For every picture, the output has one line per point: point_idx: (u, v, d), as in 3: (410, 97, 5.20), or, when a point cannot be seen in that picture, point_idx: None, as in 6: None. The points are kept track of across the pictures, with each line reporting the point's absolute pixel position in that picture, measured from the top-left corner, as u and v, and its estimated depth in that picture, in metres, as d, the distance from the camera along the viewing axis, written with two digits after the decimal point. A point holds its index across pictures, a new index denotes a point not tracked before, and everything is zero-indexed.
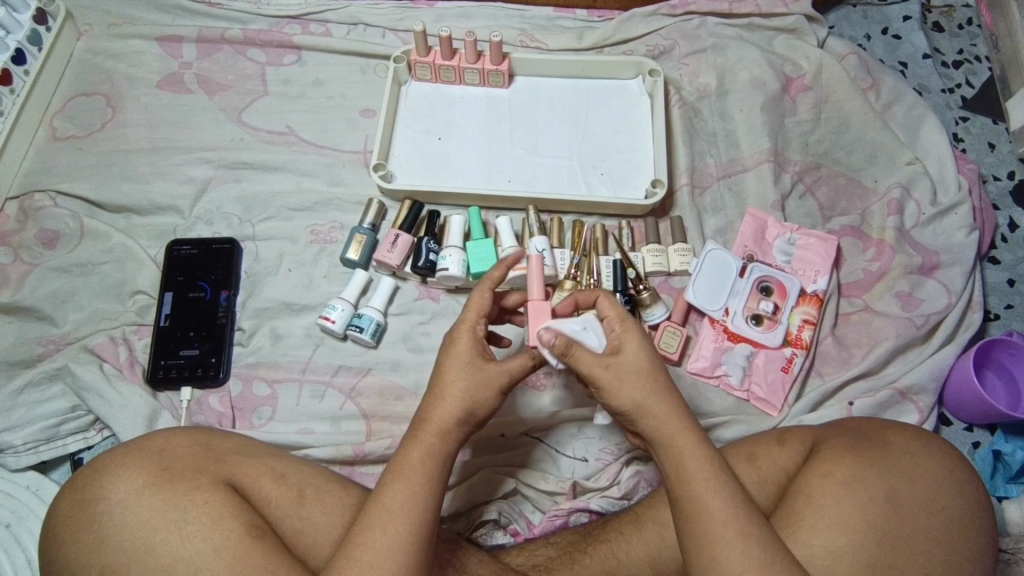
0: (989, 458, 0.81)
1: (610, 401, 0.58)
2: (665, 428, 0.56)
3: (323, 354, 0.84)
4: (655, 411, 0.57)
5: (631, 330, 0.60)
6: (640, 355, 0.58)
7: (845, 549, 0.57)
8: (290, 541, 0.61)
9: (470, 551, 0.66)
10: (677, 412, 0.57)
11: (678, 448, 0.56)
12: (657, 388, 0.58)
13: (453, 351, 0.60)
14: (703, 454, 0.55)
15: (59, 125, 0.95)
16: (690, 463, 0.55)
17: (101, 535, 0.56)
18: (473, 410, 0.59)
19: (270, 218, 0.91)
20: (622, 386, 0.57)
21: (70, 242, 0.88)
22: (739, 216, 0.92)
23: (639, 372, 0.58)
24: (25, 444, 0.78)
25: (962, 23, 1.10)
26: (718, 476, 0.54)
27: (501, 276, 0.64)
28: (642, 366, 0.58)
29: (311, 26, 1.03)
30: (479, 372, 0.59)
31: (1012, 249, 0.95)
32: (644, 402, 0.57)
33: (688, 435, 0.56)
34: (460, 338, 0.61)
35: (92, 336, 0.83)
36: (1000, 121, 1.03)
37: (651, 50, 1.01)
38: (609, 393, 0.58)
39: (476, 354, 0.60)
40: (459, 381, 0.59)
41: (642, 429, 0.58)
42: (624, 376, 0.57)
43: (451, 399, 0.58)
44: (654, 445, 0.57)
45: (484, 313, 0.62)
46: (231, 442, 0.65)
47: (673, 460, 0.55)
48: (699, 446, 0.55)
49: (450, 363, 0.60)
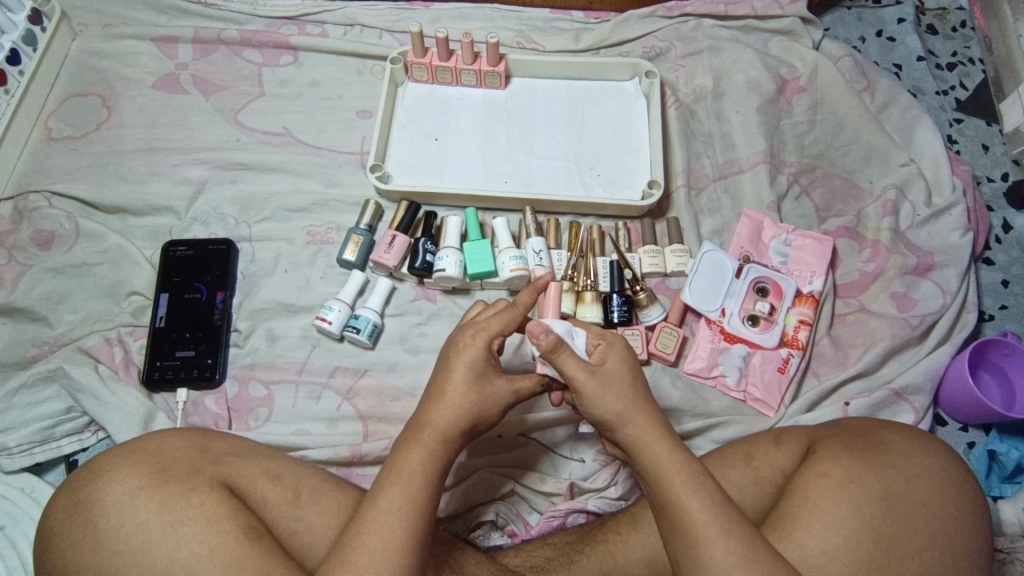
0: (984, 457, 0.82)
1: (593, 409, 0.59)
2: (643, 435, 0.57)
3: (320, 355, 0.84)
4: (635, 418, 0.58)
5: (614, 345, 0.62)
6: (621, 367, 0.60)
7: (839, 549, 0.57)
8: (286, 542, 0.61)
9: (467, 552, 0.66)
10: (654, 422, 0.58)
11: (656, 453, 0.56)
12: (638, 398, 0.59)
13: (459, 360, 0.60)
14: (678, 457, 0.55)
15: (54, 126, 0.95)
16: (669, 466, 0.55)
17: (96, 536, 0.56)
18: (477, 422, 0.60)
19: (267, 219, 0.91)
20: (605, 393, 0.58)
21: (66, 243, 0.88)
22: (735, 217, 0.92)
23: (621, 381, 0.59)
24: (20, 446, 0.78)
25: (955, 26, 1.11)
26: (697, 478, 0.54)
27: (531, 301, 0.65)
28: (622, 376, 0.59)
29: (308, 26, 1.03)
30: (484, 385, 0.60)
31: (1006, 249, 0.95)
32: (625, 411, 0.58)
33: (665, 441, 0.57)
34: (468, 349, 0.60)
35: (87, 337, 0.83)
36: (993, 123, 1.03)
37: (648, 52, 1.02)
38: (591, 401, 0.59)
39: (487, 368, 0.61)
40: (466, 393, 0.59)
41: (620, 438, 0.59)
42: (607, 384, 0.59)
43: (455, 409, 0.58)
44: (633, 453, 0.58)
45: (507, 332, 0.62)
46: (227, 443, 0.64)
47: (651, 465, 0.56)
48: (676, 452, 0.56)
49: (455, 371, 0.60)
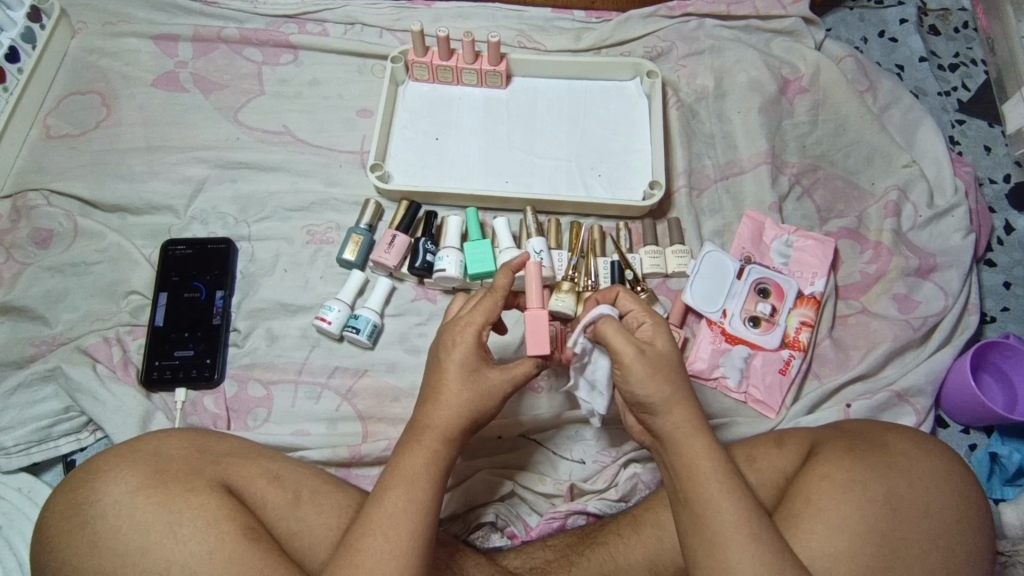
0: (986, 461, 0.81)
1: (638, 388, 0.57)
2: (680, 426, 0.56)
3: (319, 356, 0.83)
4: (675, 410, 0.56)
5: (662, 327, 0.60)
6: (669, 355, 0.58)
7: (847, 551, 0.57)
8: (285, 543, 0.60)
9: (467, 554, 0.66)
10: (691, 411, 0.56)
11: (691, 447, 0.55)
12: (681, 388, 0.57)
13: (450, 358, 0.59)
14: (715, 452, 0.55)
15: (52, 123, 0.94)
16: (702, 464, 0.54)
17: (93, 538, 0.55)
18: (475, 418, 0.59)
19: (266, 218, 0.90)
20: (653, 374, 0.56)
21: (64, 241, 0.87)
22: (737, 218, 0.92)
23: (668, 367, 0.57)
24: (17, 446, 0.78)
25: (958, 27, 1.11)
26: (731, 477, 0.54)
27: (508, 283, 0.63)
28: (671, 362, 0.58)
29: (308, 25, 1.03)
30: (480, 381, 0.59)
31: (1008, 251, 0.95)
32: (673, 395, 0.56)
33: (703, 437, 0.55)
34: (460, 345, 0.59)
35: (85, 337, 0.82)
36: (996, 124, 1.03)
37: (649, 52, 1.01)
38: (637, 380, 0.56)
39: (479, 361, 0.60)
40: (461, 391, 0.58)
41: (657, 425, 0.57)
42: (658, 365, 0.57)
43: (452, 407, 0.58)
44: (666, 441, 0.56)
45: (491, 320, 0.61)
46: (226, 444, 0.64)
47: (684, 457, 0.55)
48: (711, 447, 0.55)
49: (447, 370, 0.59)
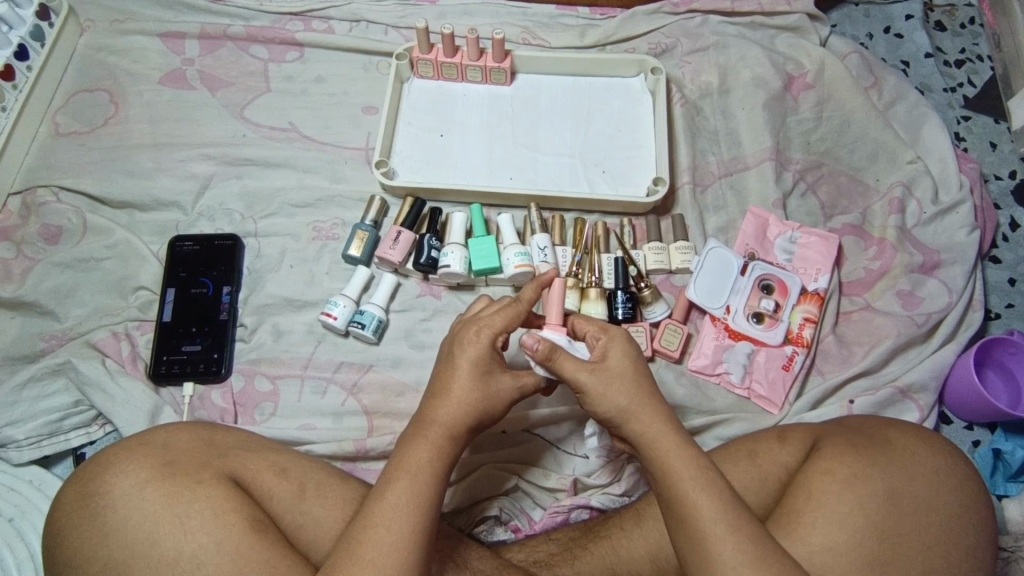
0: (988, 456, 0.82)
1: (598, 408, 0.59)
2: (649, 430, 0.57)
3: (325, 351, 0.84)
4: (646, 414, 0.58)
5: (615, 338, 0.62)
6: (623, 363, 0.60)
7: (842, 547, 0.57)
8: (291, 535, 0.61)
9: (470, 546, 0.67)
10: (660, 413, 0.58)
11: (664, 449, 0.56)
12: (643, 394, 0.59)
13: (464, 357, 0.60)
14: (690, 452, 0.56)
15: (61, 121, 0.95)
16: (680, 462, 0.55)
17: (104, 529, 0.56)
18: (483, 419, 0.60)
19: (273, 214, 0.91)
20: (608, 391, 0.58)
21: (73, 238, 0.88)
22: (741, 214, 0.92)
23: (622, 377, 0.59)
24: (27, 439, 0.79)
25: (964, 22, 1.10)
26: (709, 474, 0.54)
27: (535, 297, 0.64)
28: (626, 371, 0.60)
29: (314, 22, 1.03)
30: (494, 383, 0.60)
31: (1013, 248, 0.95)
32: (630, 406, 0.58)
33: (674, 436, 0.57)
34: (474, 344, 0.60)
35: (95, 332, 0.83)
36: (1002, 120, 1.03)
37: (654, 48, 1.01)
38: (592, 400, 0.59)
39: (493, 364, 0.61)
40: (472, 390, 0.59)
41: (628, 434, 0.59)
42: (609, 381, 0.59)
43: (462, 405, 0.58)
44: (639, 449, 0.58)
45: (511, 329, 0.62)
46: (233, 437, 0.65)
47: (659, 457, 0.56)
48: (683, 445, 0.56)
49: (460, 368, 0.59)
